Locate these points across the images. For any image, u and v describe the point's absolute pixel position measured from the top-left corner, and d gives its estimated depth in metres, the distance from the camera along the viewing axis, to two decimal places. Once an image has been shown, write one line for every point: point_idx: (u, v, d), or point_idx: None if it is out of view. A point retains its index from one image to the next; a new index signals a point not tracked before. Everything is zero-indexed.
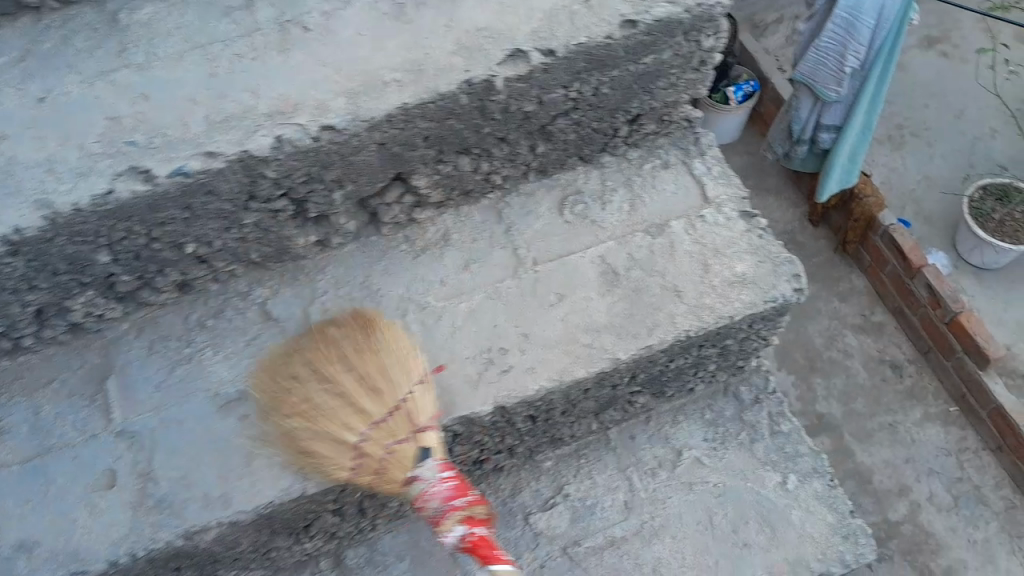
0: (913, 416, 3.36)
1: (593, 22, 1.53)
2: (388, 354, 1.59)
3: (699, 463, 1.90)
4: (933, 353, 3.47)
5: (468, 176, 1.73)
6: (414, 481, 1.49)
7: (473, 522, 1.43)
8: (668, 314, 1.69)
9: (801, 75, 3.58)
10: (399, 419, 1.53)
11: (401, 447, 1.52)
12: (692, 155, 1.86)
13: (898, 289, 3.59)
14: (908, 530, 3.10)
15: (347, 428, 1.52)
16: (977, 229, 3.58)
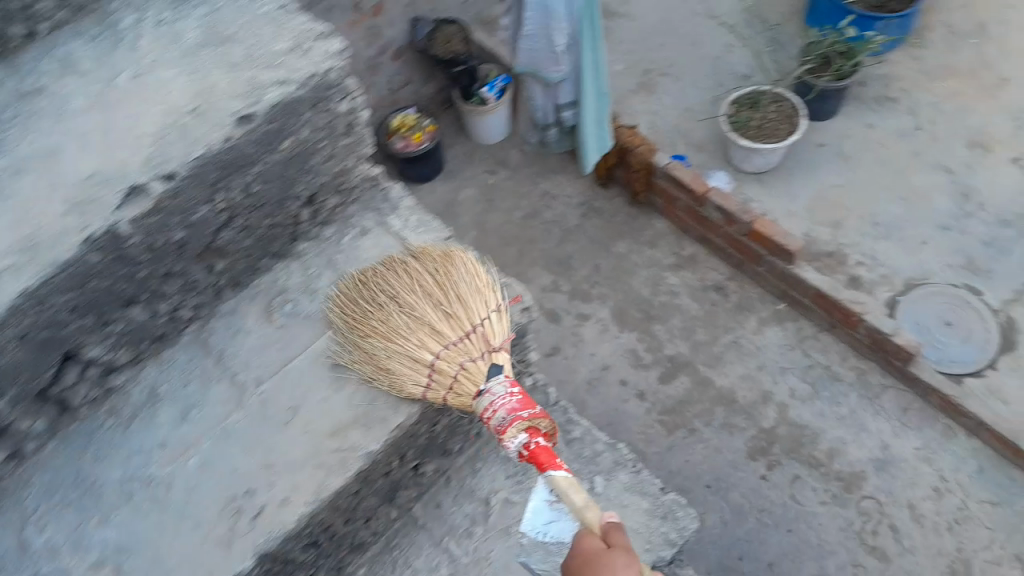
0: (749, 326, 3.40)
1: (207, 130, 1.47)
2: (463, 281, 1.64)
3: (509, 503, 1.85)
4: (746, 263, 3.49)
5: (151, 322, 1.61)
6: (483, 394, 1.53)
7: (534, 433, 1.49)
8: (408, 385, 1.60)
9: (522, 66, 3.56)
10: (475, 341, 1.59)
11: (473, 366, 1.56)
12: (386, 213, 1.84)
13: (696, 218, 3.57)
14: (784, 433, 3.12)
15: (424, 348, 1.57)
16: (740, 141, 3.60)
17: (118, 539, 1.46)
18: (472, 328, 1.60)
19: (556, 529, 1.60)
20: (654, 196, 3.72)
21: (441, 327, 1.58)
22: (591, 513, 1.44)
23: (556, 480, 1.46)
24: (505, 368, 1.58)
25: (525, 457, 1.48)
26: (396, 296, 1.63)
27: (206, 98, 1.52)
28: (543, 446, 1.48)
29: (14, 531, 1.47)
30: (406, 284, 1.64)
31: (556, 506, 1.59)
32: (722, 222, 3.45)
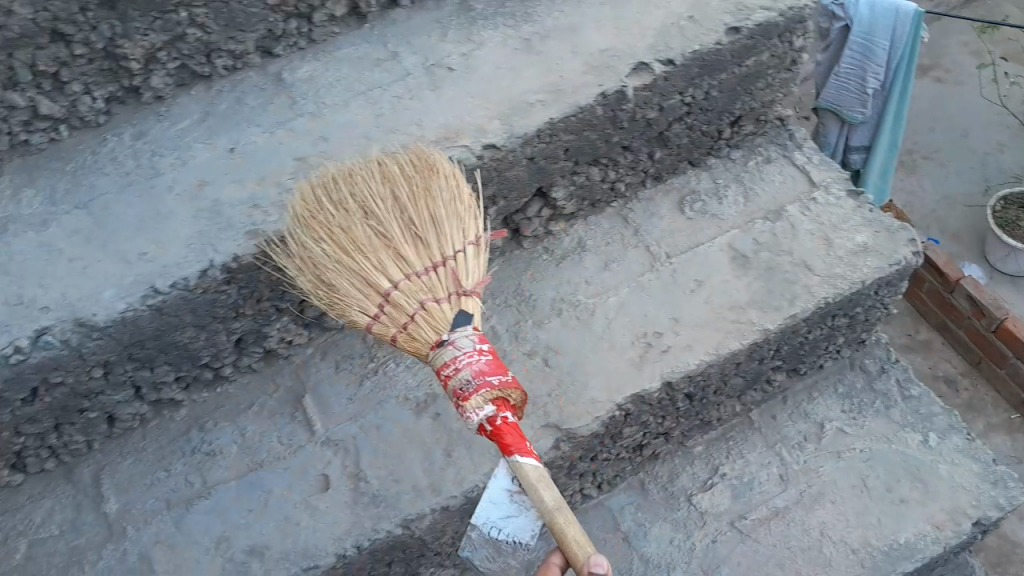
0: (977, 427, 3.08)
1: (702, 33, 1.74)
2: (441, 194, 1.47)
3: (842, 433, 1.99)
4: (986, 362, 3.16)
5: (598, 185, 1.89)
6: (444, 345, 1.34)
7: (501, 405, 1.32)
8: (804, 287, 1.80)
9: (824, 103, 2.94)
10: (443, 276, 1.41)
11: (436, 308, 1.38)
12: (790, 149, 2.02)
13: (940, 305, 3.28)
14: (995, 543, 2.61)
15: (381, 275, 1.40)
16: (1007, 239, 3.48)
17: (549, 341, 1.76)
18: (441, 260, 1.42)
19: (513, 526, 1.32)
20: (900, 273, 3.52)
21: (405, 249, 1.41)
22: (562, 518, 1.25)
23: (524, 468, 1.28)
24: (475, 320, 1.38)
25: (488, 433, 1.31)
26: (363, 206, 1.45)
27: (701, 10, 1.78)
28: (512, 424, 1.31)
29: None
30: (381, 193, 1.46)
31: (516, 499, 1.32)
32: (971, 313, 3.16)
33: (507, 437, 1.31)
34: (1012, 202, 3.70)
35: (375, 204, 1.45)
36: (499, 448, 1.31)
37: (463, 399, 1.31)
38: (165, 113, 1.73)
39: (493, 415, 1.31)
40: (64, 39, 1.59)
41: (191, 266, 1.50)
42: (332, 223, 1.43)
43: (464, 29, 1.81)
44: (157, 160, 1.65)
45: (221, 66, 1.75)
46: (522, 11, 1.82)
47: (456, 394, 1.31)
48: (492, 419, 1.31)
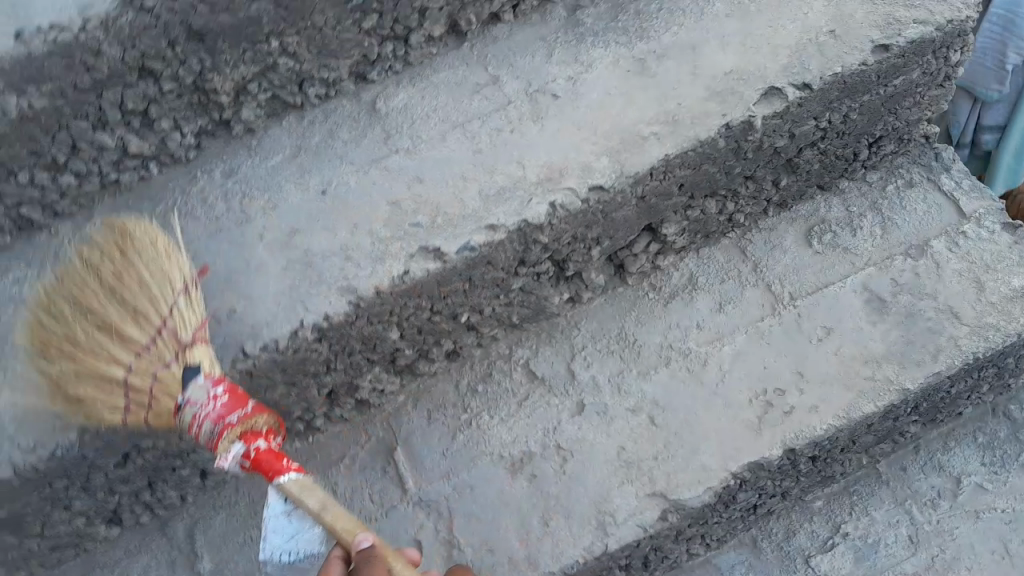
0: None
1: (845, 51, 1.52)
2: (141, 258, 1.36)
3: (982, 489, 1.77)
4: None
5: (714, 219, 1.71)
6: (183, 408, 1.31)
7: (252, 438, 1.29)
8: (950, 338, 1.59)
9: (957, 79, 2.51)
10: (166, 341, 1.34)
11: (168, 374, 1.33)
12: (936, 171, 1.79)
13: None
14: None
15: (112, 363, 1.33)
16: None
17: (655, 394, 1.63)
18: (159, 323, 1.34)
19: (297, 545, 1.27)
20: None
21: (128, 328, 1.33)
22: (331, 513, 1.23)
23: (287, 485, 1.25)
24: (206, 367, 1.33)
25: (248, 467, 1.27)
26: (77, 301, 1.34)
27: (843, 23, 1.55)
28: (267, 450, 1.28)
29: (567, 360, 1.70)
30: (88, 282, 1.35)
31: (294, 516, 1.26)
32: None
33: (267, 466, 1.26)
34: None
35: (80, 299, 1.34)
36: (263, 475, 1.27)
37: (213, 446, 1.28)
38: (256, 147, 1.63)
39: (244, 449, 1.28)
40: (152, 76, 1.49)
41: (280, 326, 1.44)
42: (54, 337, 1.33)
43: (572, 48, 1.63)
44: (248, 203, 1.56)
45: (312, 96, 1.64)
46: (637, 25, 1.63)
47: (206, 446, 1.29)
48: (247, 454, 1.28)
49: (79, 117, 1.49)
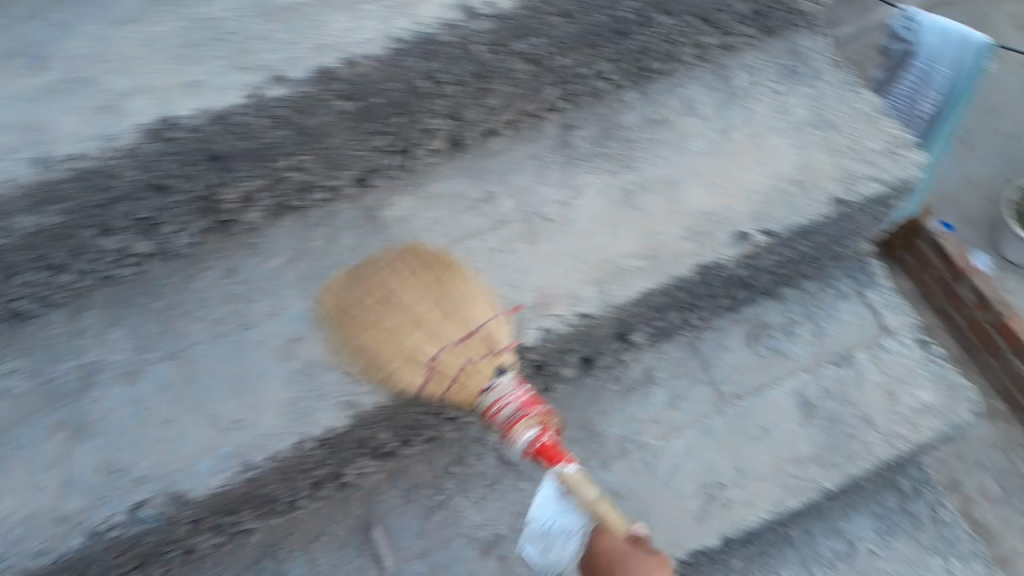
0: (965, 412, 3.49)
1: (807, 203, 1.74)
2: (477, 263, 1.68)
3: (875, 553, 2.12)
4: (978, 350, 3.55)
5: (676, 325, 1.96)
6: (489, 390, 1.59)
7: (545, 430, 1.60)
8: (863, 442, 1.89)
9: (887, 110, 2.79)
10: (441, 376, 1.56)
11: (493, 325, 1.61)
12: (864, 285, 2.05)
13: (944, 291, 3.64)
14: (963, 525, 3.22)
15: (422, 349, 1.55)
16: (1019, 231, 3.59)
17: (615, 484, 1.82)
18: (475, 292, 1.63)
19: (561, 522, 1.64)
20: (909, 256, 3.78)
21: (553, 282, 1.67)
22: (605, 505, 1.56)
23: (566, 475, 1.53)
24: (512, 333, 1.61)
25: (533, 452, 1.57)
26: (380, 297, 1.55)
27: (810, 174, 1.77)
28: (551, 443, 1.58)
29: None
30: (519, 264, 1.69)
31: (565, 503, 1.64)
32: (972, 304, 3.53)
33: (552, 453, 1.58)
34: None
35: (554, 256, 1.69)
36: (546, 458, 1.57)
37: (512, 426, 1.59)
38: (253, 247, 1.69)
39: (538, 435, 1.59)
40: (165, 190, 1.55)
41: (288, 436, 1.54)
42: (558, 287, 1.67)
43: (565, 171, 1.78)
44: (247, 306, 1.63)
45: (313, 200, 1.73)
46: (625, 155, 1.80)
47: (504, 425, 1.59)
48: (535, 441, 1.58)
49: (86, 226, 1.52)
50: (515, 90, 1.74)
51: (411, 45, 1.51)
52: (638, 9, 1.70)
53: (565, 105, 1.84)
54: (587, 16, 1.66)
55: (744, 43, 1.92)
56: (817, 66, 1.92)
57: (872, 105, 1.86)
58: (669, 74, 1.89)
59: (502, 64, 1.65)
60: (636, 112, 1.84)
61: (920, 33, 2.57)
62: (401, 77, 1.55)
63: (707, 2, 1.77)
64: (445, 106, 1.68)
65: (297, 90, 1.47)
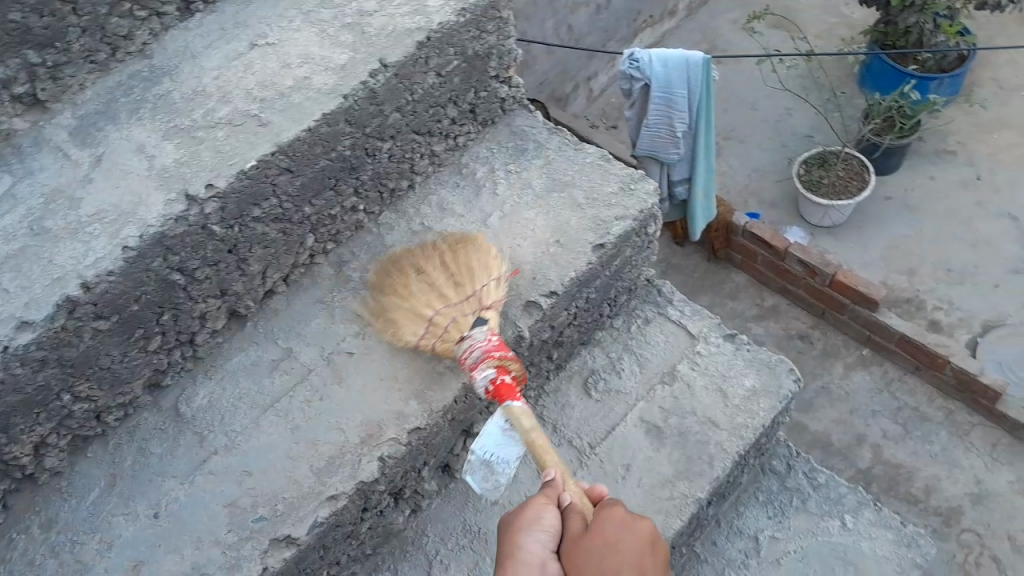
0: (836, 372, 3.76)
1: (572, 257, 1.88)
2: (476, 258, 1.81)
3: (775, 539, 2.19)
4: (829, 312, 3.86)
5: (511, 402, 2.02)
6: (465, 339, 1.71)
7: (502, 369, 1.65)
8: (716, 444, 1.97)
9: (643, 150, 3.43)
10: (458, 323, 1.75)
11: (461, 319, 1.75)
12: (662, 304, 2.20)
13: (778, 272, 3.95)
14: (881, 471, 3.46)
15: (428, 305, 1.77)
16: (817, 201, 4.00)
17: None
18: (473, 293, 1.77)
19: (503, 454, 1.64)
20: (733, 253, 4.10)
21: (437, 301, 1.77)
22: (537, 435, 1.56)
23: (511, 409, 1.58)
24: (493, 324, 1.73)
25: (490, 392, 1.63)
26: (363, 312, 1.83)
27: (564, 232, 1.92)
28: (507, 385, 1.63)
29: (426, 568, 1.86)
30: (433, 261, 1.84)
31: (509, 434, 1.62)
32: (805, 274, 3.84)
33: (508, 392, 1.62)
34: (812, 163, 4.26)
35: (401, 294, 1.81)
36: (500, 398, 1.62)
37: (474, 369, 1.66)
38: (67, 488, 1.64)
39: (499, 374, 1.64)
40: None
41: None
42: (396, 284, 1.82)
43: (351, 305, 1.86)
44: (81, 549, 1.55)
45: (113, 420, 1.70)
46: None
47: (470, 369, 1.67)
48: (495, 380, 1.63)
49: None
50: (271, 252, 1.82)
51: (143, 248, 1.57)
52: (357, 145, 1.85)
53: (330, 246, 1.96)
54: (309, 166, 1.77)
55: (470, 139, 2.12)
56: (539, 137, 2.12)
57: (598, 153, 2.06)
58: (416, 186, 2.06)
59: (247, 232, 1.74)
60: (397, 230, 1.98)
61: (647, 68, 3.17)
62: (149, 279, 1.61)
63: (416, 117, 1.95)
64: (210, 287, 1.74)
65: (45, 330, 1.49)
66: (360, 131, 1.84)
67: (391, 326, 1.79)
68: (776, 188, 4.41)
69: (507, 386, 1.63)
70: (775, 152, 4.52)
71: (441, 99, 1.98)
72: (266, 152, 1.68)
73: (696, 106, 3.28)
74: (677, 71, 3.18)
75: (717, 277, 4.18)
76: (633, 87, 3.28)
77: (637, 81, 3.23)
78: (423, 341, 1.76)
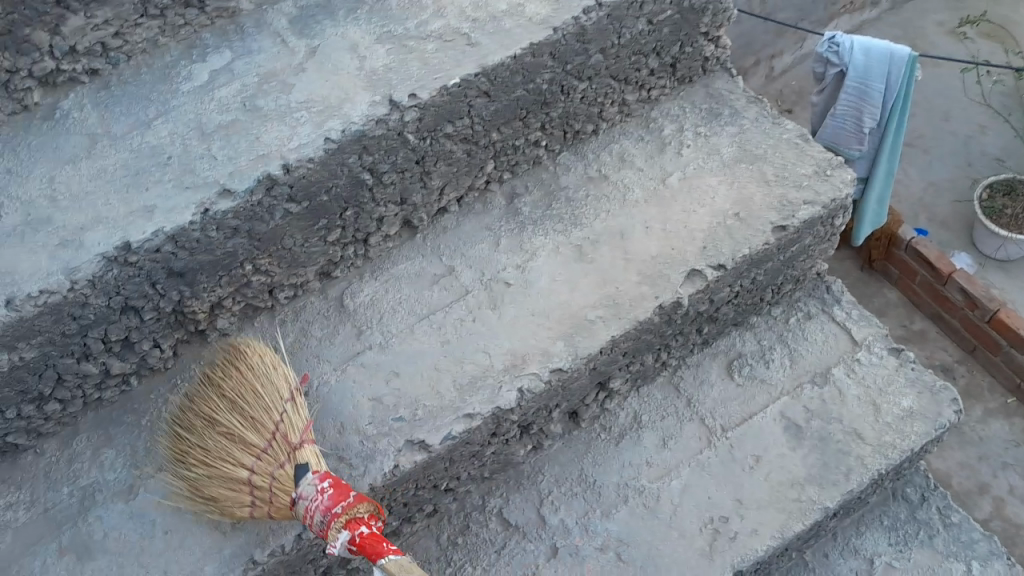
0: (975, 415, 3.51)
1: (749, 234, 1.81)
2: (263, 399, 1.58)
3: (892, 568, 2.10)
4: (981, 349, 3.61)
5: (651, 366, 1.99)
6: (297, 501, 1.47)
7: (356, 525, 1.43)
8: (856, 457, 1.88)
9: (823, 139, 3.19)
10: (279, 445, 1.54)
11: (284, 474, 1.51)
12: (829, 302, 2.10)
13: (934, 296, 3.71)
14: (999, 527, 3.23)
15: (238, 466, 1.53)
16: (997, 231, 3.71)
17: (619, 532, 1.82)
18: (274, 425, 1.55)
19: None
20: (891, 266, 3.87)
21: (251, 436, 1.55)
22: None
23: (387, 567, 1.35)
24: (313, 466, 1.50)
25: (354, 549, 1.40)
26: (209, 417, 1.61)
27: (745, 206, 1.85)
28: (371, 535, 1.40)
29: (537, 506, 1.89)
30: (222, 407, 1.61)
31: None
32: (964, 305, 3.58)
33: (371, 546, 1.39)
34: (997, 190, 3.95)
35: (231, 442, 1.56)
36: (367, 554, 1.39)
37: (326, 532, 1.43)
38: (232, 347, 1.76)
39: (353, 532, 1.41)
40: (134, 310, 1.62)
41: (286, 531, 1.55)
42: (205, 444, 1.57)
43: (517, 236, 1.88)
44: None
45: (283, 297, 1.80)
46: (570, 213, 1.90)
47: (318, 532, 1.43)
48: (353, 539, 1.40)
49: (64, 355, 1.60)
50: (453, 170, 1.85)
51: (344, 143, 1.62)
52: (554, 80, 1.85)
53: (506, 176, 1.97)
54: (507, 94, 1.79)
55: (664, 94, 2.07)
56: (736, 104, 2.04)
57: (799, 131, 1.95)
58: (601, 133, 2.04)
59: (436, 147, 1.77)
60: (574, 173, 1.97)
61: (847, 55, 3.00)
62: (342, 174, 1.67)
63: (615, 63, 1.92)
64: (392, 194, 1.79)
65: (245, 201, 1.58)
66: (561, 68, 1.83)
67: (218, 493, 1.53)
68: (957, 208, 4.10)
69: (372, 537, 1.40)
70: (962, 169, 4.20)
71: (643, 49, 1.94)
72: (471, 72, 1.70)
73: (890, 102, 3.07)
74: (880, 62, 2.98)
75: (869, 287, 3.97)
76: (827, 72, 3.09)
77: (833, 67, 3.05)
78: (252, 509, 1.52)
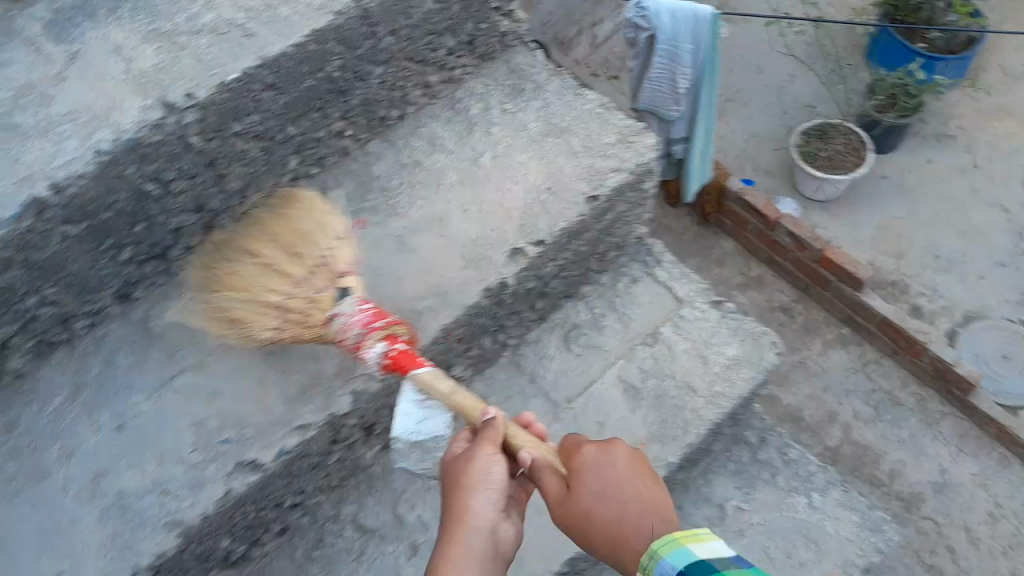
0: (816, 347, 3.76)
1: (564, 207, 1.83)
2: (307, 220, 1.72)
3: (741, 510, 2.21)
4: (813, 286, 3.84)
5: (490, 349, 1.98)
6: (334, 317, 1.64)
7: (393, 340, 1.62)
8: (692, 410, 1.96)
9: (643, 105, 3.39)
10: (322, 276, 1.67)
11: (321, 298, 1.66)
12: (652, 264, 2.16)
13: (767, 242, 3.91)
14: (849, 451, 3.44)
15: (271, 291, 1.63)
16: (812, 172, 3.96)
17: None
18: (315, 261, 1.67)
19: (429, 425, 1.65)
20: (725, 218, 4.07)
21: (292, 267, 1.66)
22: (459, 394, 1.57)
23: (420, 376, 1.57)
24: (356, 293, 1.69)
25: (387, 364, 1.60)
26: (245, 251, 1.69)
27: (556, 179, 1.86)
28: (403, 351, 1.61)
29: (392, 506, 1.86)
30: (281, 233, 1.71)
31: (424, 401, 1.62)
32: (793, 246, 3.80)
33: (405, 360, 1.60)
34: (812, 135, 4.21)
35: (256, 280, 1.64)
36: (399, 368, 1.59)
37: (360, 348, 1.61)
38: (29, 391, 1.60)
39: (387, 346, 1.61)
40: None
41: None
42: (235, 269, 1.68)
43: None
44: (38, 455, 1.52)
45: (80, 328, 1.66)
46: (387, 204, 1.85)
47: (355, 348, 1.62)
48: (386, 353, 1.60)
49: None
50: (250, 170, 1.76)
51: (118, 154, 1.50)
52: (346, 67, 1.77)
53: (314, 169, 1.89)
54: (295, 85, 1.70)
55: (467, 73, 2.06)
56: (538, 78, 2.04)
57: (599, 102, 1.99)
58: (408, 117, 2.00)
59: (226, 148, 1.66)
60: (384, 161, 1.92)
61: (653, 18, 3.07)
62: (121, 188, 1.53)
63: (411, 45, 1.87)
64: (185, 202, 1.67)
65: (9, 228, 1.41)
66: (351, 55, 1.76)
67: (240, 309, 1.62)
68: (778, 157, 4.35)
69: (404, 354, 1.61)
70: (778, 120, 4.44)
71: (437, 28, 1.89)
72: (250, 65, 1.60)
73: (700, 64, 3.19)
74: (683, 23, 3.06)
75: (707, 241, 4.15)
76: (640, 36, 3.18)
77: (642, 31, 3.14)
78: (280, 332, 1.63)
